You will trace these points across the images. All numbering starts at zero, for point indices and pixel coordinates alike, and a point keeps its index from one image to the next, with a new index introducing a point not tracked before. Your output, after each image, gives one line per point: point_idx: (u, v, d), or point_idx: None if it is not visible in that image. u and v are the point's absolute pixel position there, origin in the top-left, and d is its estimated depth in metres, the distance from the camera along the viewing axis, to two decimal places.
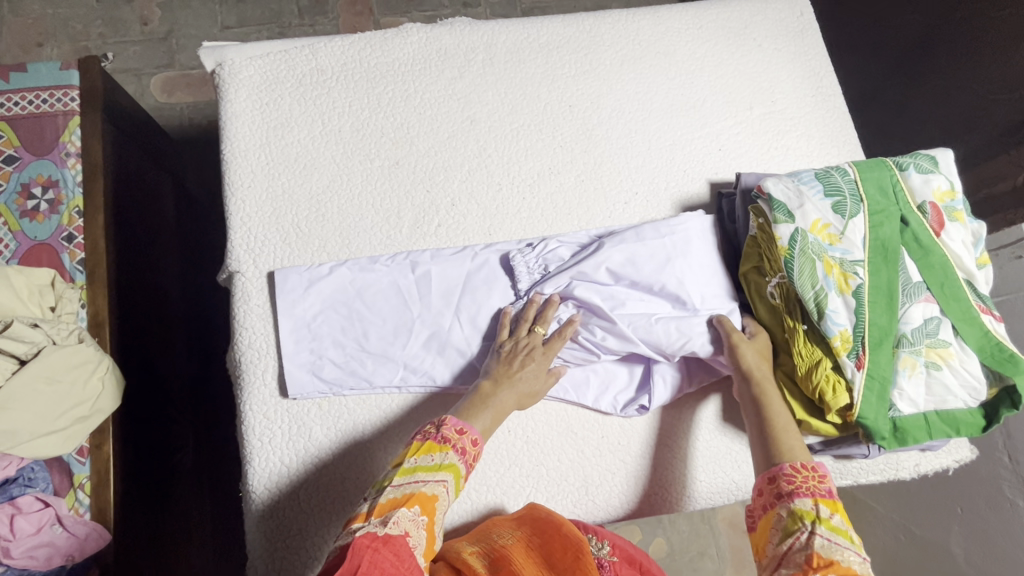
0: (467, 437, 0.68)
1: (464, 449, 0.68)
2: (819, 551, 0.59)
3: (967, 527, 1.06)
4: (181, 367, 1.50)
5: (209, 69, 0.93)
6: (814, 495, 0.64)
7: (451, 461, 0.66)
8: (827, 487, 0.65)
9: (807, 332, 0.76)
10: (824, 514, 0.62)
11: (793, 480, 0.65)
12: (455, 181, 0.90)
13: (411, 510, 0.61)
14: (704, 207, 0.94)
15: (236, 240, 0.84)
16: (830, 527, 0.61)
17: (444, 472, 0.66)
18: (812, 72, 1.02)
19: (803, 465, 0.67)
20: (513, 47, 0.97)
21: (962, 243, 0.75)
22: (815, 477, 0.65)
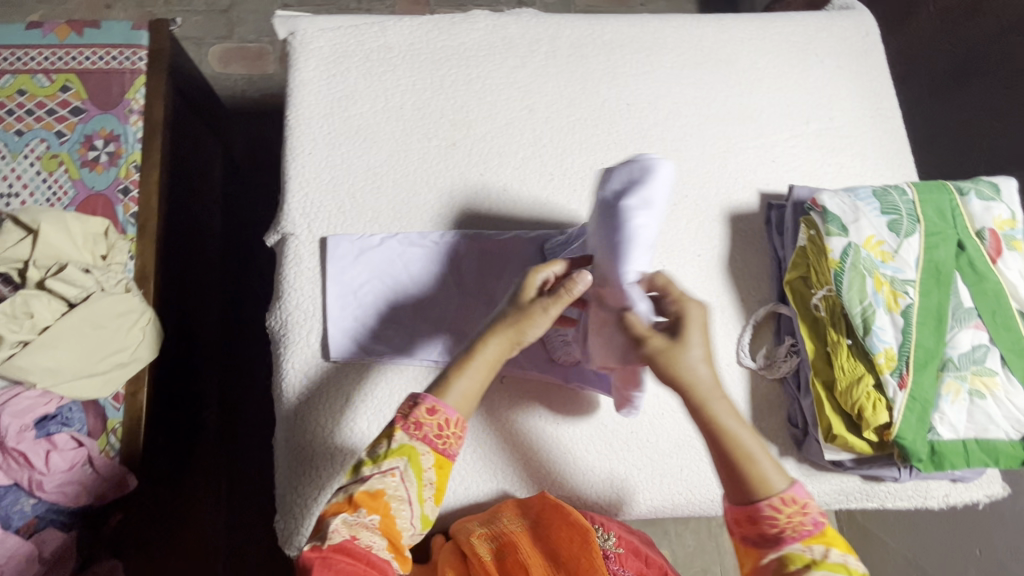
0: (417, 410, 0.62)
1: (423, 428, 0.61)
2: None
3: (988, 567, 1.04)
4: (213, 329, 1.53)
5: (281, 38, 0.96)
6: (802, 534, 0.58)
7: (401, 442, 0.61)
8: (813, 518, 0.58)
9: (850, 347, 0.75)
10: (823, 557, 0.56)
11: (777, 520, 0.58)
12: (509, 167, 0.91)
13: (353, 515, 0.56)
14: (753, 216, 0.94)
15: (293, 203, 0.86)
16: (839, 572, 0.55)
17: (395, 457, 0.60)
18: (873, 93, 1.01)
19: (783, 499, 0.59)
20: (576, 42, 0.98)
21: (1019, 273, 0.75)
22: (799, 511, 0.58)
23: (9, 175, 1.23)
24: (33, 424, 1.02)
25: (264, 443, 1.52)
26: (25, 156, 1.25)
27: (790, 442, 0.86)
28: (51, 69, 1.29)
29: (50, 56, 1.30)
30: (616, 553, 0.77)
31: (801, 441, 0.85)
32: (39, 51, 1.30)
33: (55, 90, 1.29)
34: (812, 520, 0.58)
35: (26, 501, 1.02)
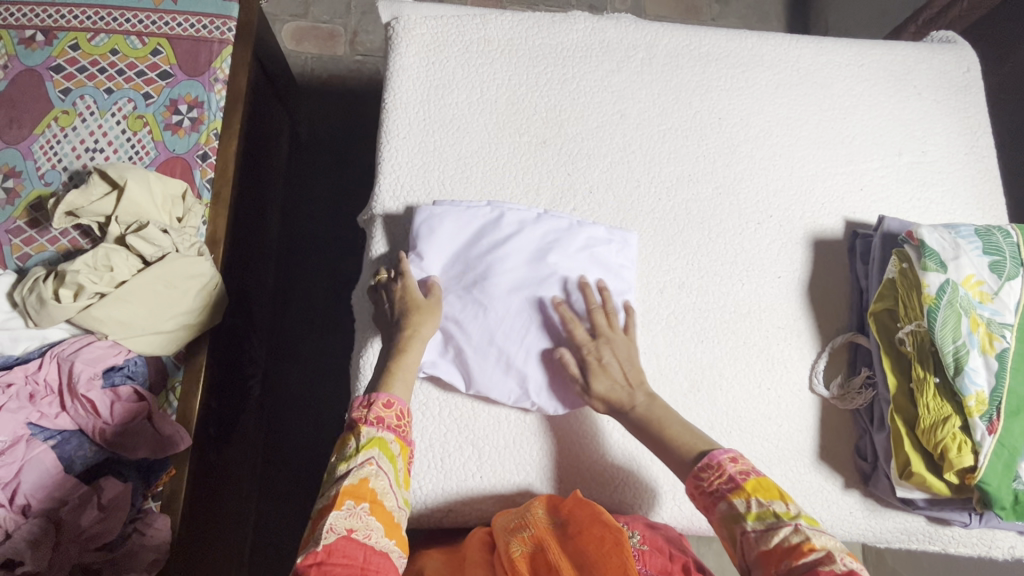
0: (373, 408, 0.68)
1: (384, 422, 0.68)
2: (765, 548, 0.59)
3: None
4: (266, 299, 1.56)
5: (383, 21, 0.97)
6: (727, 492, 0.64)
7: (371, 437, 0.66)
8: (731, 475, 0.65)
9: (937, 386, 0.74)
10: (744, 508, 0.62)
11: (703, 484, 0.67)
12: (596, 170, 0.91)
13: (343, 508, 0.60)
14: (837, 242, 0.93)
15: (384, 185, 0.88)
16: (755, 518, 0.61)
17: (369, 449, 0.65)
18: (968, 130, 0.99)
19: (702, 467, 0.67)
20: (672, 51, 0.98)
21: None
22: (716, 471, 0.66)
23: (96, 131, 1.26)
24: (100, 373, 1.06)
25: (304, 418, 1.54)
26: (113, 114, 1.28)
27: (857, 476, 0.85)
28: (143, 32, 1.33)
29: (144, 19, 1.33)
30: (640, 551, 0.73)
31: (868, 475, 0.84)
32: (134, 14, 1.33)
33: (146, 52, 1.32)
34: (731, 476, 0.65)
35: (89, 447, 1.05)
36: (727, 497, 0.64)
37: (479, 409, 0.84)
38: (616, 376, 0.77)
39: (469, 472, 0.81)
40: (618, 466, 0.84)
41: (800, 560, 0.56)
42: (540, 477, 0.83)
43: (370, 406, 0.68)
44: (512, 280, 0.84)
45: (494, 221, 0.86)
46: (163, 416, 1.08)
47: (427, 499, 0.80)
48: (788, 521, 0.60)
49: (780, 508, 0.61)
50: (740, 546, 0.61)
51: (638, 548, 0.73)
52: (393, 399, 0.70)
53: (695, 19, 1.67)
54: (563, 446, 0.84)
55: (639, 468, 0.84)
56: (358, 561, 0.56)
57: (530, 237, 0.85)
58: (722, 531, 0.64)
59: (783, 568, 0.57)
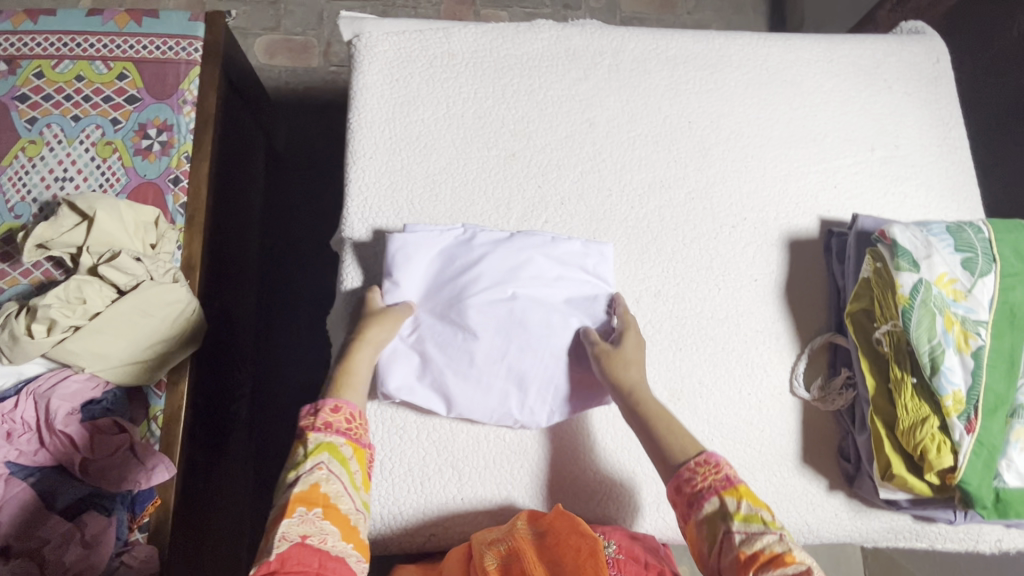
0: (324, 411, 0.66)
1: (336, 424, 0.66)
2: (743, 548, 0.62)
3: None
4: (249, 319, 1.54)
5: (345, 39, 0.96)
6: (718, 490, 0.66)
7: (322, 440, 0.64)
8: (724, 475, 0.67)
9: (915, 386, 0.73)
10: (733, 507, 0.65)
11: (692, 482, 0.68)
12: (567, 181, 0.91)
13: (295, 516, 0.58)
14: (812, 242, 0.92)
15: (352, 207, 0.86)
16: (742, 520, 0.64)
17: (317, 453, 0.63)
18: (941, 121, 0.99)
19: (697, 461, 0.69)
20: (640, 56, 0.97)
21: None
22: (711, 470, 0.67)
23: (65, 159, 1.25)
24: (78, 407, 1.05)
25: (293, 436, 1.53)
26: (81, 141, 1.26)
27: (841, 477, 0.84)
28: (108, 56, 1.31)
29: (109, 43, 1.32)
30: (614, 560, 0.74)
31: (852, 476, 0.83)
32: (98, 38, 1.31)
33: (112, 77, 1.30)
34: (726, 477, 0.67)
35: (71, 482, 1.03)
36: (717, 496, 0.66)
37: (458, 428, 0.83)
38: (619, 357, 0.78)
39: (449, 494, 0.81)
40: (601, 479, 0.83)
41: (779, 569, 0.59)
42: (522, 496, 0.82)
43: (319, 411, 0.66)
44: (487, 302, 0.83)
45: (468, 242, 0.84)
46: (145, 446, 1.07)
47: (408, 523, 0.79)
48: (772, 529, 0.63)
49: (767, 516, 0.64)
50: (719, 545, 0.64)
51: (613, 559, 0.74)
52: (342, 403, 0.68)
53: (670, 14, 1.66)
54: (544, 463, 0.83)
55: (623, 480, 0.84)
56: (315, 569, 0.55)
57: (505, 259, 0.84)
58: (698, 530, 0.66)
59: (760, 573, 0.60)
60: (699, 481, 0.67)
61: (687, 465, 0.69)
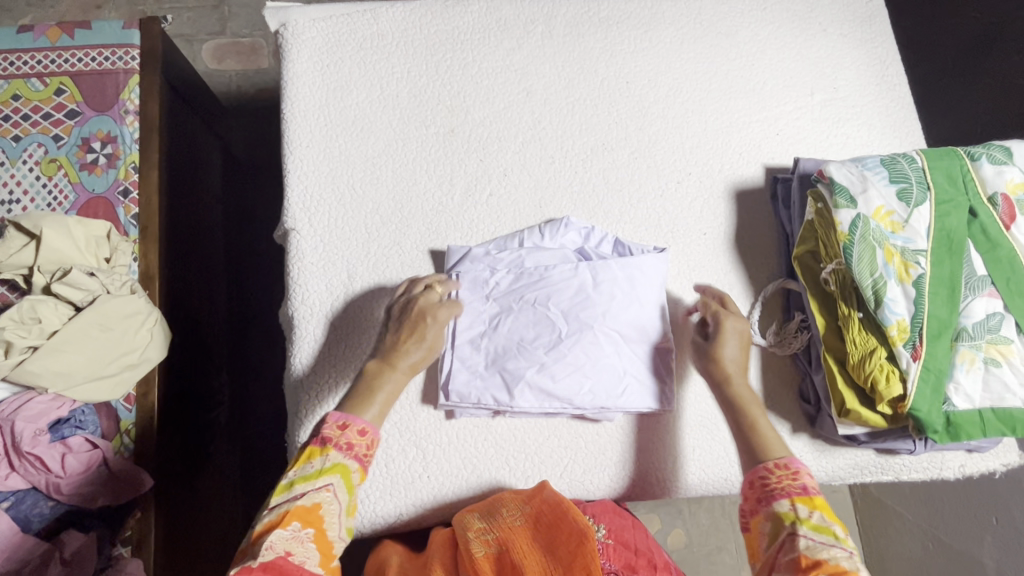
0: (349, 434, 0.69)
1: (348, 445, 0.68)
2: (804, 552, 0.61)
3: (1000, 537, 1.06)
4: (220, 326, 1.52)
5: (273, 30, 0.95)
6: (792, 495, 0.66)
7: (333, 463, 0.66)
8: (802, 484, 0.67)
9: (862, 320, 0.74)
10: (804, 514, 0.64)
11: (768, 481, 0.69)
12: (508, 152, 0.90)
13: (288, 528, 0.60)
14: (758, 190, 0.92)
15: (293, 197, 0.86)
16: (811, 526, 0.63)
17: (330, 474, 0.65)
18: (878, 60, 0.99)
19: (777, 463, 0.70)
20: (572, 21, 0.96)
21: None
22: (789, 476, 0.68)
23: (10, 181, 1.23)
24: (46, 427, 1.02)
25: (276, 439, 1.53)
26: (24, 161, 1.24)
27: (803, 419, 0.85)
28: (44, 72, 1.28)
29: (43, 59, 1.29)
30: (604, 544, 0.78)
31: (814, 417, 0.84)
32: (32, 55, 1.29)
33: (50, 93, 1.28)
34: (803, 485, 0.67)
35: (44, 504, 1.03)
36: (787, 499, 0.66)
37: (419, 407, 0.82)
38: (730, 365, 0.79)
39: (414, 474, 0.80)
40: (566, 445, 0.83)
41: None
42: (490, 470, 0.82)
43: (324, 427, 0.69)
44: (528, 322, 0.83)
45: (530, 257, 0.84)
46: (119, 458, 1.06)
47: (378, 507, 0.79)
48: (843, 545, 0.61)
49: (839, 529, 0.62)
50: (778, 543, 0.64)
51: (604, 542, 0.78)
52: (370, 430, 0.70)
53: None
54: (508, 434, 0.83)
55: (589, 443, 0.83)
56: None
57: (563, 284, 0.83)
58: (763, 527, 0.67)
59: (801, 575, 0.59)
60: (776, 483, 0.68)
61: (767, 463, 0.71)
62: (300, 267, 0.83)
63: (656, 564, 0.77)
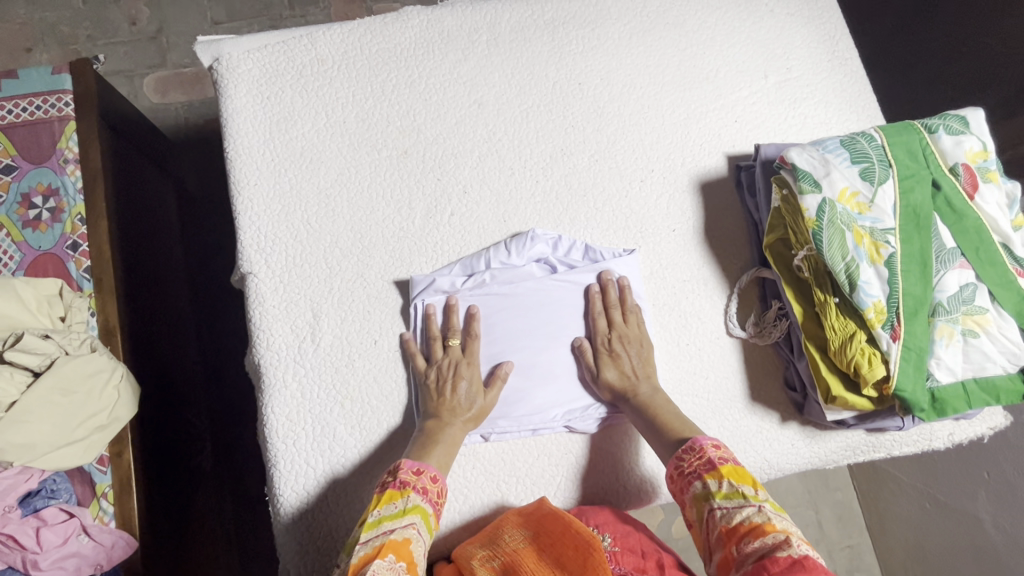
0: (427, 479, 0.69)
1: (425, 489, 0.69)
2: (723, 524, 0.64)
3: (993, 492, 1.07)
4: (194, 370, 1.47)
5: (206, 65, 0.91)
6: (702, 473, 0.69)
7: (415, 503, 0.67)
8: (706, 457, 0.69)
9: (838, 305, 0.73)
10: (716, 488, 0.67)
11: (681, 465, 0.70)
12: (466, 168, 0.87)
13: (385, 560, 0.61)
14: (722, 180, 0.91)
15: (246, 240, 0.82)
16: (723, 497, 0.66)
17: (410, 514, 0.66)
18: (827, 36, 0.98)
19: (685, 448, 0.71)
20: (517, 25, 0.93)
21: (997, 205, 0.72)
22: (694, 454, 0.70)
23: None
24: (16, 503, 0.93)
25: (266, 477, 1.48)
26: None
27: (791, 407, 0.84)
28: None
29: None
30: (610, 552, 0.74)
31: (802, 404, 0.83)
32: None
33: None
34: (711, 459, 0.69)
35: None
36: (699, 477, 0.69)
37: (403, 441, 0.78)
38: (625, 366, 0.80)
39: None
40: (558, 463, 0.81)
41: (758, 539, 0.60)
42: (482, 499, 0.79)
43: (399, 472, 0.69)
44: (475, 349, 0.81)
45: (477, 283, 0.82)
46: (99, 526, 0.98)
47: None
48: (753, 502, 0.64)
49: (749, 490, 0.65)
50: (704, 522, 0.66)
51: (610, 552, 0.73)
52: (440, 477, 0.71)
53: None
54: (497, 460, 0.80)
55: (579, 458, 0.82)
56: None
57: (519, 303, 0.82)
58: (690, 511, 0.69)
59: (739, 543, 0.61)
60: (686, 467, 0.70)
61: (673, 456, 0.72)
62: (262, 311, 0.80)
63: (664, 565, 0.72)
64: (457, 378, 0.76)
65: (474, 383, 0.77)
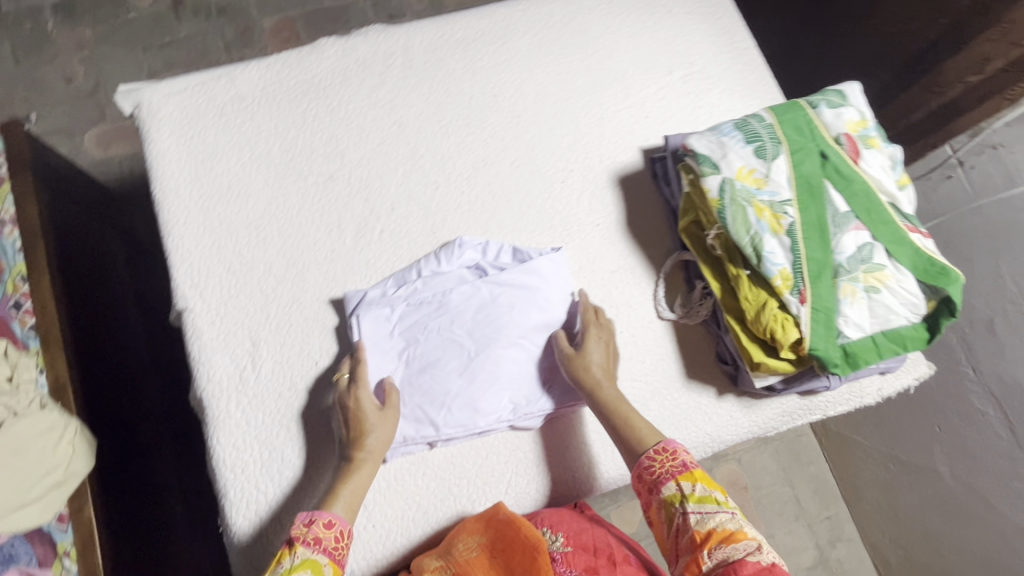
0: (329, 538, 0.68)
1: (316, 539, 0.67)
2: (697, 527, 0.67)
3: (948, 445, 1.11)
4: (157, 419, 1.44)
5: (129, 112, 0.93)
6: (675, 475, 0.71)
7: (304, 557, 0.65)
8: (680, 461, 0.72)
9: (750, 277, 0.77)
10: (689, 490, 0.70)
11: (653, 469, 0.72)
12: (392, 186, 0.90)
13: None
14: (639, 173, 0.96)
15: (180, 277, 0.83)
16: (697, 501, 0.69)
17: (301, 571, 0.65)
18: (724, 29, 1.05)
19: (657, 449, 0.74)
20: (430, 47, 0.98)
21: (881, 167, 0.78)
22: (669, 457, 0.73)
23: None
24: None
25: None
26: None
27: (726, 380, 0.88)
28: None
29: None
30: (563, 554, 0.78)
31: (735, 376, 0.87)
32: None
33: None
34: (684, 463, 0.72)
35: None
36: (673, 479, 0.71)
37: None
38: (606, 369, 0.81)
39: (360, 526, 0.78)
40: (507, 461, 0.83)
41: (732, 544, 0.64)
42: (436, 504, 0.80)
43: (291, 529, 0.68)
44: (416, 353, 0.83)
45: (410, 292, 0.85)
46: None
47: None
48: (726, 508, 0.68)
49: (720, 496, 0.69)
50: (673, 523, 0.69)
51: (562, 553, 0.77)
52: (341, 532, 0.69)
53: None
54: (447, 463, 0.82)
55: (528, 453, 0.84)
56: None
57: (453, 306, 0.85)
58: (660, 515, 0.71)
59: (714, 548, 0.64)
60: (654, 469, 0.73)
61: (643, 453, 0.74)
62: (201, 345, 0.81)
63: (615, 561, 0.77)
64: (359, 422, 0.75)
65: (373, 422, 0.76)
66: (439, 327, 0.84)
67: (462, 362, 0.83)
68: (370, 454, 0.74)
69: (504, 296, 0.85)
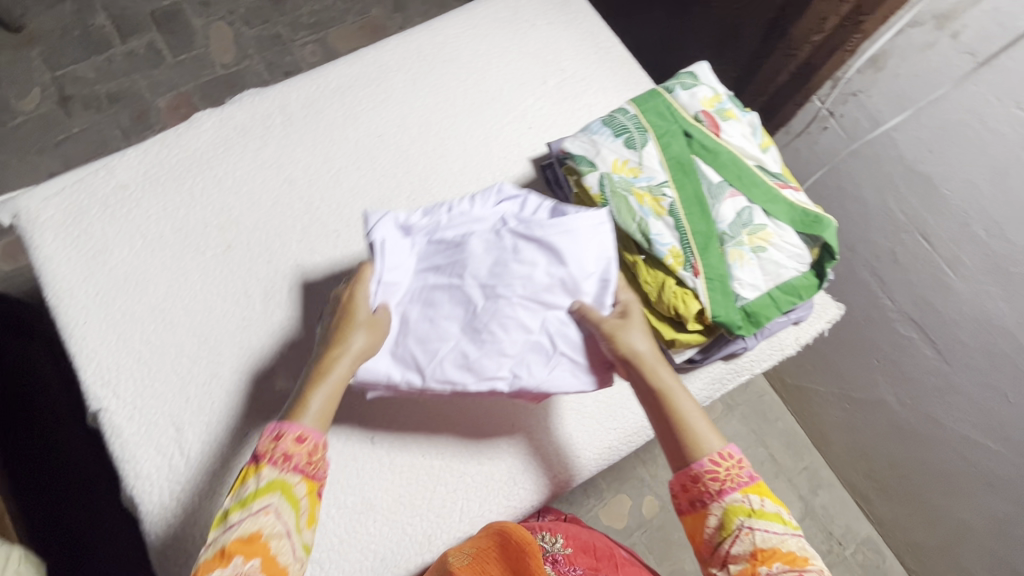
0: (288, 446, 0.66)
1: (285, 457, 0.66)
2: (763, 544, 0.67)
3: (889, 374, 1.14)
4: None
5: (10, 223, 0.90)
6: (742, 487, 0.71)
7: (271, 481, 0.65)
8: (746, 472, 0.72)
9: (646, 261, 0.81)
10: (758, 504, 0.70)
11: (716, 475, 0.71)
12: (293, 243, 0.91)
13: (231, 564, 0.59)
14: (532, 182, 0.99)
15: (88, 378, 0.81)
16: (766, 518, 0.69)
17: (267, 495, 0.64)
18: (587, 33, 1.10)
19: (721, 454, 0.73)
20: (307, 101, 0.99)
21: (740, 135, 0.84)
22: (735, 464, 0.72)
23: None
24: None
25: None
26: None
27: None
28: None
29: None
30: (564, 554, 0.85)
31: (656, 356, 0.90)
32: None
33: None
34: (748, 474, 0.72)
35: None
36: (739, 491, 0.70)
37: None
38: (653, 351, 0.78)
39: None
40: (456, 488, 0.84)
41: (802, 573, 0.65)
42: (394, 547, 0.80)
43: (262, 443, 0.66)
44: (411, 309, 0.80)
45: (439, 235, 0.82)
46: None
47: None
48: (791, 530, 0.69)
49: (785, 515, 0.70)
50: (731, 539, 0.69)
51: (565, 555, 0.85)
52: (308, 434, 0.68)
53: (386, 35, 1.63)
54: (410, 479, 0.83)
55: (474, 478, 0.85)
56: None
57: (471, 261, 0.80)
58: (710, 522, 0.71)
59: (776, 568, 0.65)
60: (715, 482, 0.71)
61: (705, 457, 0.72)
62: (121, 441, 0.79)
63: (615, 561, 0.85)
64: (332, 356, 0.72)
65: (345, 341, 0.73)
66: (450, 281, 0.80)
67: (449, 321, 0.79)
68: (346, 351, 0.72)
69: (526, 253, 0.79)
